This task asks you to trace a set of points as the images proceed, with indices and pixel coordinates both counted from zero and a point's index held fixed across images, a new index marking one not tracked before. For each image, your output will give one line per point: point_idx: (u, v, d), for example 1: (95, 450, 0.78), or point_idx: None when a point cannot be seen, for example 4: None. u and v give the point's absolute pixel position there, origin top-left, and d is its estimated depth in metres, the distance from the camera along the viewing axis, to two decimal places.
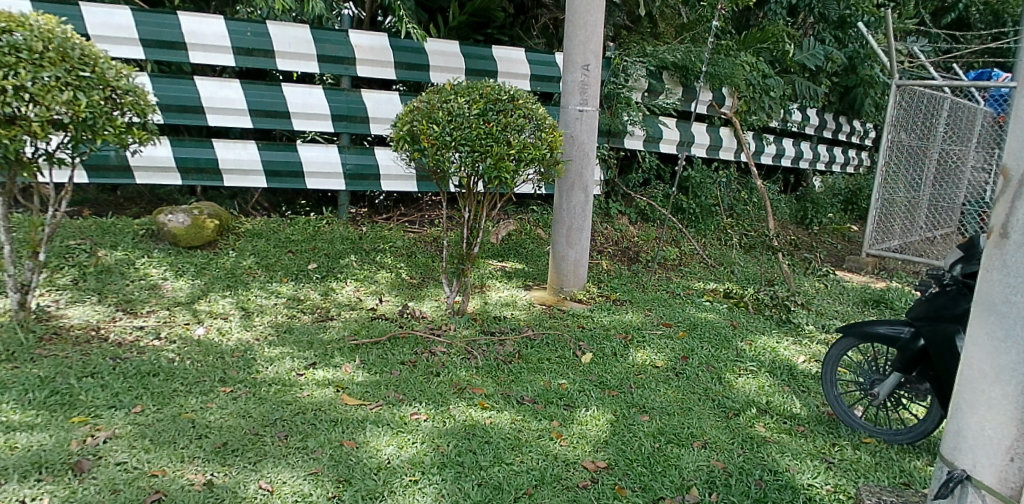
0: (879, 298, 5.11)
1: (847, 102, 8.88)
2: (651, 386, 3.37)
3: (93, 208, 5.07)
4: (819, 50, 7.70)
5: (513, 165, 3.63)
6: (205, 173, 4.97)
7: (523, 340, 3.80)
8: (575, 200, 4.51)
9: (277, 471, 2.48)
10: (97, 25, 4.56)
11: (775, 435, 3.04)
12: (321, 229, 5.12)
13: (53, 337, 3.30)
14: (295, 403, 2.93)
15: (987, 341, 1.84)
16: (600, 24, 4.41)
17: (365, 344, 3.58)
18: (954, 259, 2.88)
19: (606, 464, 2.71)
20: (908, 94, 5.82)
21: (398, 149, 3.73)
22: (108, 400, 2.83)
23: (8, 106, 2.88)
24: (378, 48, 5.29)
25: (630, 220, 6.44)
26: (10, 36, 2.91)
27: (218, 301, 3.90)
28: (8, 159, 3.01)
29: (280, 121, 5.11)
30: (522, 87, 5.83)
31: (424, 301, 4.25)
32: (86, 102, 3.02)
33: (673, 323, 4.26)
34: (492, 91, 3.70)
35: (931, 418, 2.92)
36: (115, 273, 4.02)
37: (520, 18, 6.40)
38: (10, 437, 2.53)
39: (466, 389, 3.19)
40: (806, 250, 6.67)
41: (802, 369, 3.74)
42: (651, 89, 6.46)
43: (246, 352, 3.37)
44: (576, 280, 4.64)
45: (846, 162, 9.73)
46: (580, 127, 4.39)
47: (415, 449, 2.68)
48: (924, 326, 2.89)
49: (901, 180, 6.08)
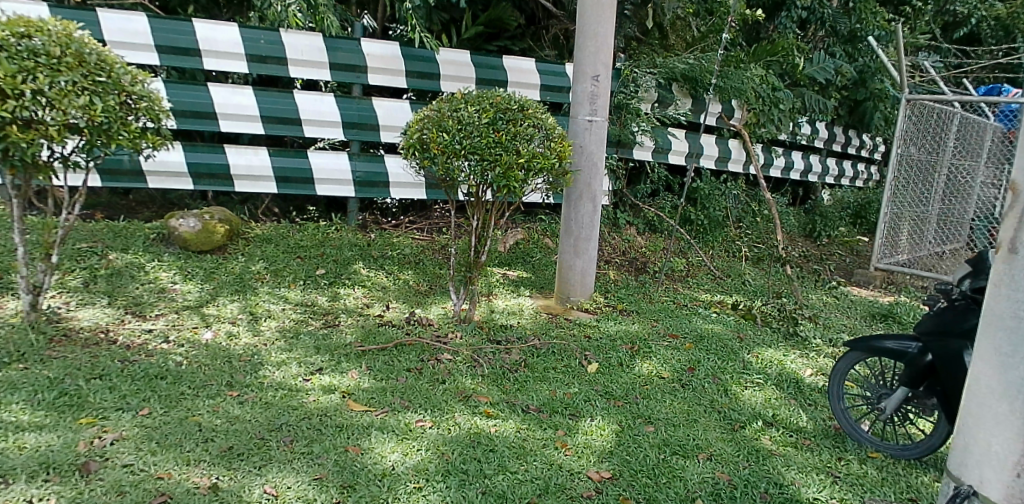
0: (886, 312, 5.10)
1: (857, 116, 8.88)
2: (657, 397, 3.37)
3: (105, 212, 5.13)
4: (830, 63, 7.72)
5: (522, 175, 3.64)
6: (217, 178, 5.01)
7: (528, 349, 3.80)
8: (583, 210, 4.52)
9: (282, 475, 2.50)
10: (113, 31, 4.63)
11: (780, 448, 3.03)
12: (330, 235, 5.15)
13: (63, 339, 3.33)
14: (301, 408, 2.95)
15: (993, 356, 1.84)
16: (610, 35, 4.42)
17: (372, 350, 3.58)
18: (963, 274, 2.89)
19: (611, 474, 2.71)
20: (918, 107, 5.82)
21: (409, 156, 3.74)
22: (116, 401, 2.85)
23: (26, 110, 2.92)
24: (390, 57, 5.33)
25: (638, 230, 6.45)
26: (29, 42, 2.97)
27: (227, 306, 3.92)
28: (24, 162, 3.04)
29: (292, 128, 5.15)
30: (532, 96, 5.86)
31: (431, 308, 4.26)
32: (101, 106, 3.05)
33: (680, 335, 4.25)
34: (502, 101, 3.74)
35: (938, 434, 2.90)
36: (125, 276, 4.05)
37: (530, 29, 6.45)
38: (19, 437, 2.55)
39: (472, 397, 3.20)
40: (817, 264, 6.65)
41: (808, 382, 3.73)
42: (661, 100, 6.47)
43: (254, 356, 3.39)
44: (583, 290, 4.64)
45: (855, 175, 9.76)
46: (589, 137, 4.41)
47: (420, 456, 2.68)
48: (931, 341, 2.89)
49: (910, 194, 6.06)
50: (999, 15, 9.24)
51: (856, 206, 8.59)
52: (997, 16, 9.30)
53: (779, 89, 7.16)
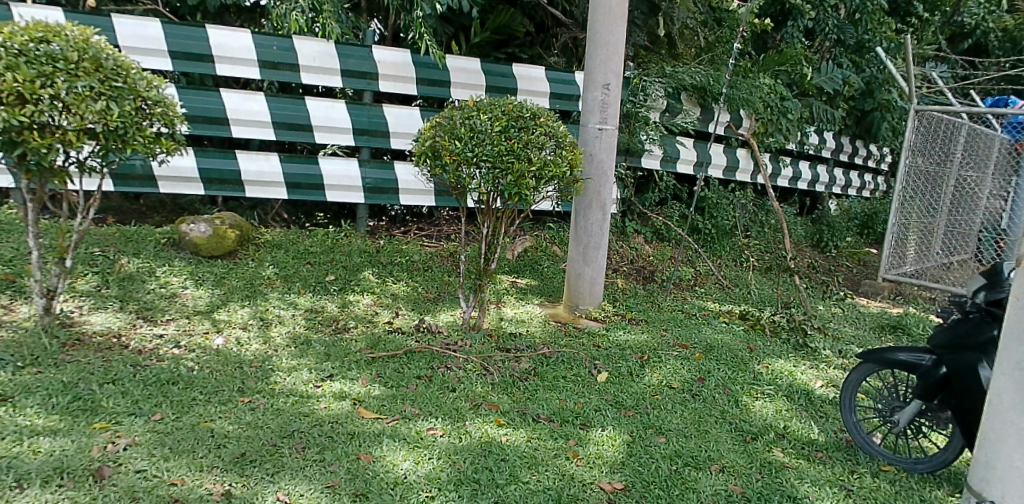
0: (895, 323, 5.09)
1: (864, 126, 8.81)
2: (668, 407, 3.36)
3: (117, 216, 5.15)
4: (838, 74, 7.75)
5: (533, 183, 3.65)
6: (228, 184, 5.02)
7: (538, 357, 3.80)
8: (593, 219, 4.52)
9: (295, 483, 2.49)
10: (128, 36, 4.65)
11: (793, 461, 3.01)
12: (339, 241, 5.15)
13: (77, 343, 3.33)
14: (312, 416, 2.94)
15: (1014, 371, 1.89)
16: (621, 44, 4.43)
17: (382, 357, 3.58)
18: (978, 287, 2.88)
19: (623, 486, 2.70)
20: (927, 118, 5.81)
21: (420, 164, 3.75)
22: (129, 407, 2.85)
23: (43, 115, 2.92)
24: (401, 64, 5.35)
25: (646, 239, 6.44)
26: (47, 46, 2.98)
27: (238, 311, 3.93)
28: (39, 167, 3.05)
29: (303, 134, 5.16)
30: (541, 104, 5.87)
31: (440, 316, 4.27)
32: (118, 112, 3.06)
33: (689, 345, 4.24)
34: (514, 109, 3.75)
35: (952, 447, 2.90)
36: (137, 280, 4.06)
37: (540, 37, 6.48)
38: (33, 442, 2.55)
39: (482, 405, 3.20)
40: (824, 274, 6.65)
41: (819, 394, 3.72)
42: (670, 109, 6.48)
43: (264, 362, 3.39)
44: (592, 298, 4.64)
45: (862, 185, 9.73)
46: (599, 145, 4.41)
47: (431, 465, 2.68)
48: (946, 354, 2.88)
49: (918, 204, 6.05)
50: (1008, 26, 9.26)
51: (863, 216, 8.51)
52: (1004, 27, 9.33)
53: (787, 98, 7.17)
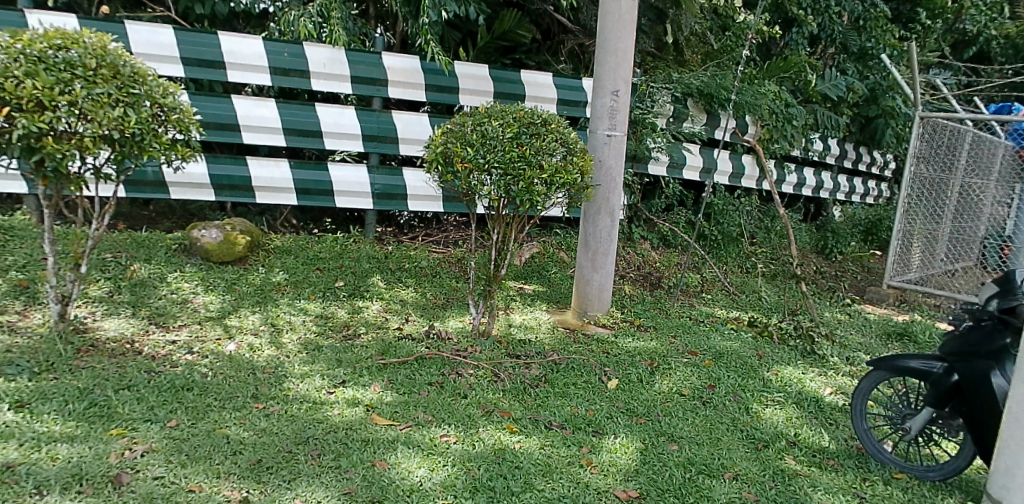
0: (902, 331, 5.09)
1: (869, 133, 8.82)
2: (679, 415, 3.37)
3: (127, 222, 5.16)
4: (842, 81, 7.79)
5: (544, 190, 3.66)
6: (238, 190, 5.04)
7: (548, 364, 3.80)
8: (601, 225, 4.53)
9: (312, 490, 2.50)
10: (141, 43, 4.67)
11: (806, 469, 3.02)
12: (348, 247, 5.16)
13: (91, 349, 3.34)
14: (326, 422, 2.95)
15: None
16: (629, 50, 4.44)
17: (393, 363, 3.59)
18: (990, 294, 2.91)
19: (638, 494, 2.71)
20: (932, 125, 5.83)
21: (431, 170, 3.76)
22: (144, 413, 2.86)
23: (61, 122, 2.95)
24: (409, 70, 5.37)
25: (652, 245, 6.45)
26: (66, 53, 3.00)
27: (248, 317, 3.94)
28: (55, 173, 3.06)
29: (312, 140, 5.17)
30: (549, 110, 5.89)
31: (449, 322, 4.28)
32: (135, 118, 3.08)
33: (699, 352, 4.25)
34: (526, 115, 3.77)
35: (963, 455, 2.92)
36: (148, 286, 4.07)
37: (546, 43, 6.50)
38: (51, 448, 2.56)
39: (494, 412, 3.21)
40: (830, 281, 6.65)
41: (828, 401, 3.73)
42: (676, 115, 6.48)
43: (277, 369, 3.40)
44: (601, 305, 4.65)
45: (866, 192, 9.75)
46: (608, 151, 4.42)
47: (446, 472, 2.69)
48: (958, 361, 2.89)
49: (923, 211, 6.07)
50: (1010, 33, 9.30)
51: (867, 223, 8.52)
52: (1006, 35, 9.37)
53: (792, 105, 7.19)
